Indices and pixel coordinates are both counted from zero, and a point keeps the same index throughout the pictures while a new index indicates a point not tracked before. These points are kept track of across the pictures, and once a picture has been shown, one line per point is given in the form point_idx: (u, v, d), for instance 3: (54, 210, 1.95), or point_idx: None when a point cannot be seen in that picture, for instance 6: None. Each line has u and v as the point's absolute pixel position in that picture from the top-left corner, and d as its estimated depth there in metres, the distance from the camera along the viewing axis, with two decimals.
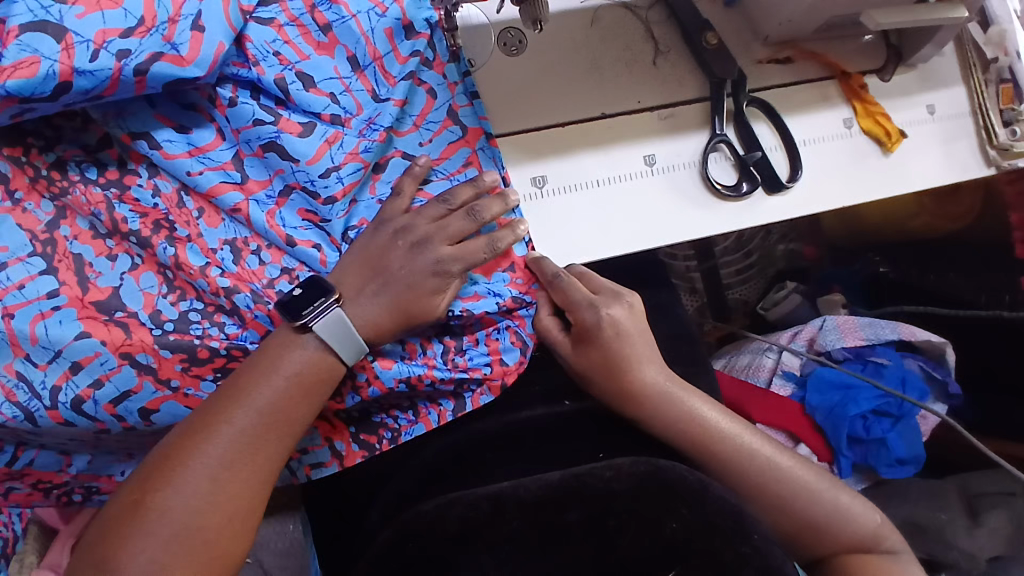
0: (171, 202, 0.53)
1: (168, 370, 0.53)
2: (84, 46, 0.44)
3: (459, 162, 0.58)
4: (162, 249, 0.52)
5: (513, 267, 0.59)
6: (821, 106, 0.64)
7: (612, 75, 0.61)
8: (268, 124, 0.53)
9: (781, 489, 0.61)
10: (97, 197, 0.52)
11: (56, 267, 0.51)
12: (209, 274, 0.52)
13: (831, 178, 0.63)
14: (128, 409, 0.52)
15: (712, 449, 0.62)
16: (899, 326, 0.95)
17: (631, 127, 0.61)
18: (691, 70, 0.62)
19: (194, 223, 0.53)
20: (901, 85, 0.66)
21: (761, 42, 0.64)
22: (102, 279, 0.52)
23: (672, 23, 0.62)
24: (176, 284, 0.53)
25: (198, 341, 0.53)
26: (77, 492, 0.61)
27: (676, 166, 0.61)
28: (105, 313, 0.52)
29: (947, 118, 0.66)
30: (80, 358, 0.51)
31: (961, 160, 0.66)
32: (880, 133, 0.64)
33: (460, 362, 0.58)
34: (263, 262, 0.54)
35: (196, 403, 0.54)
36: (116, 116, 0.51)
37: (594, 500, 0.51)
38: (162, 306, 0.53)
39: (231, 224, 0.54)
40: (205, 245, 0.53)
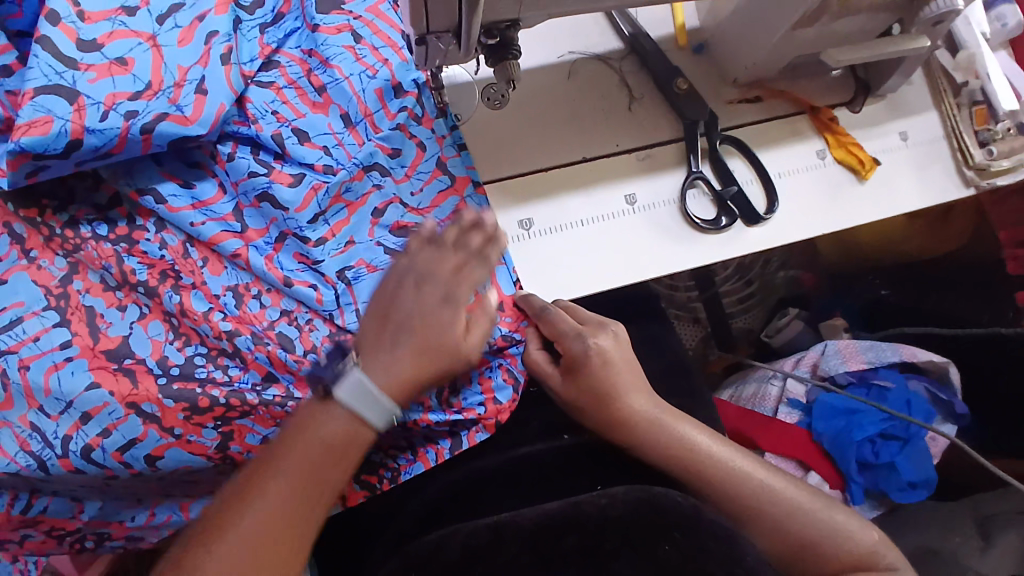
0: (177, 253, 0.57)
1: (173, 419, 0.56)
2: (96, 107, 0.49)
3: (448, 209, 0.61)
4: (168, 297, 0.56)
5: (502, 307, 0.61)
6: (793, 140, 0.67)
7: (590, 123, 0.65)
8: (261, 175, 0.57)
9: (776, 509, 0.62)
10: (108, 251, 0.57)
11: (68, 318, 0.55)
12: (212, 318, 0.56)
13: (807, 208, 0.65)
14: (134, 457, 0.56)
15: (707, 474, 0.63)
16: (900, 348, 0.95)
17: (611, 169, 0.64)
18: (667, 116, 0.66)
19: (198, 271, 0.57)
20: (871, 115, 0.69)
21: (731, 85, 0.67)
22: (113, 328, 0.56)
23: (645, 72, 0.66)
24: (181, 331, 0.57)
25: (199, 390, 0.56)
26: (88, 539, 0.64)
27: (657, 204, 0.64)
28: (113, 359, 0.55)
29: (919, 144, 0.69)
30: (91, 408, 0.55)
31: (937, 184, 0.68)
32: (854, 162, 0.66)
33: (454, 403, 0.61)
34: (264, 305, 0.58)
35: (198, 449, 0.57)
36: (125, 174, 0.57)
37: (590, 528, 0.55)
38: (168, 352, 0.57)
39: (233, 270, 0.58)
40: (208, 291, 0.57)
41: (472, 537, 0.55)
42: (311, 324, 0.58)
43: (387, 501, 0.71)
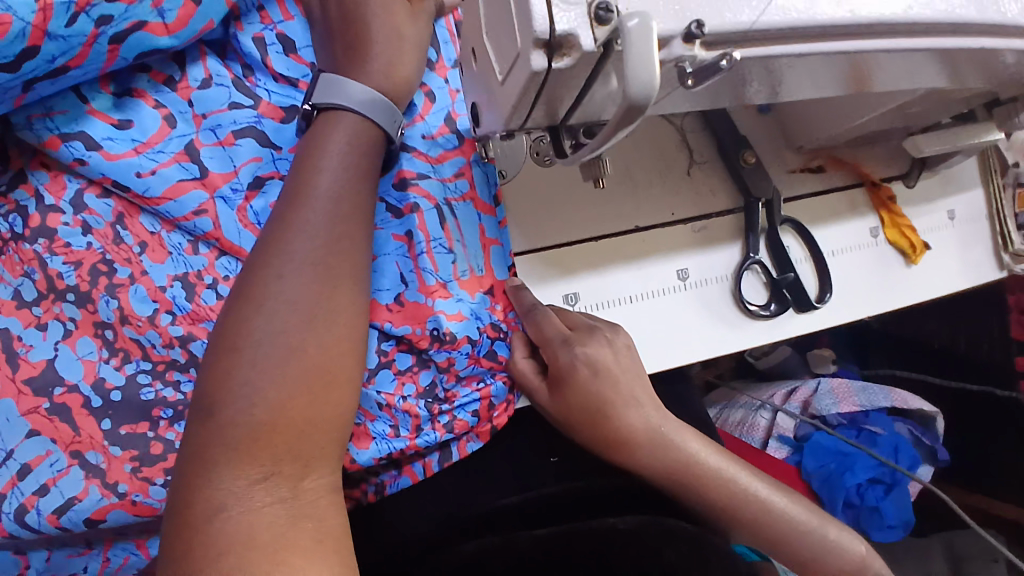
0: (106, 239, 0.48)
1: (117, 472, 0.47)
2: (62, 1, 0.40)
3: (451, 170, 0.53)
4: (103, 303, 0.47)
5: (494, 291, 0.54)
6: (848, 216, 0.63)
7: (645, 185, 0.59)
8: (246, 107, 0.50)
9: (800, 542, 0.56)
10: (28, 253, 0.48)
11: None
12: (159, 323, 0.48)
13: (856, 292, 0.62)
14: (72, 521, 0.47)
15: (763, 523, 0.55)
16: (891, 393, 0.97)
17: (663, 241, 0.59)
18: (724, 182, 0.60)
19: (135, 260, 0.48)
20: (923, 190, 0.66)
21: (794, 150, 0.62)
22: (34, 351, 0.48)
23: (708, 133, 0.61)
24: (118, 346, 0.48)
25: (152, 433, 0.48)
26: None
27: (709, 280, 0.59)
28: (45, 390, 0.47)
29: (965, 223, 0.67)
30: (30, 459, 0.47)
31: (977, 265, 0.66)
32: (905, 245, 0.63)
33: (446, 410, 0.52)
34: (220, 296, 0.48)
35: (145, 511, 0.47)
36: (42, 116, 0.46)
37: (598, 534, 0.57)
38: (104, 373, 0.48)
39: (178, 257, 0.49)
40: (151, 284, 0.48)
41: (486, 541, 0.58)
42: None
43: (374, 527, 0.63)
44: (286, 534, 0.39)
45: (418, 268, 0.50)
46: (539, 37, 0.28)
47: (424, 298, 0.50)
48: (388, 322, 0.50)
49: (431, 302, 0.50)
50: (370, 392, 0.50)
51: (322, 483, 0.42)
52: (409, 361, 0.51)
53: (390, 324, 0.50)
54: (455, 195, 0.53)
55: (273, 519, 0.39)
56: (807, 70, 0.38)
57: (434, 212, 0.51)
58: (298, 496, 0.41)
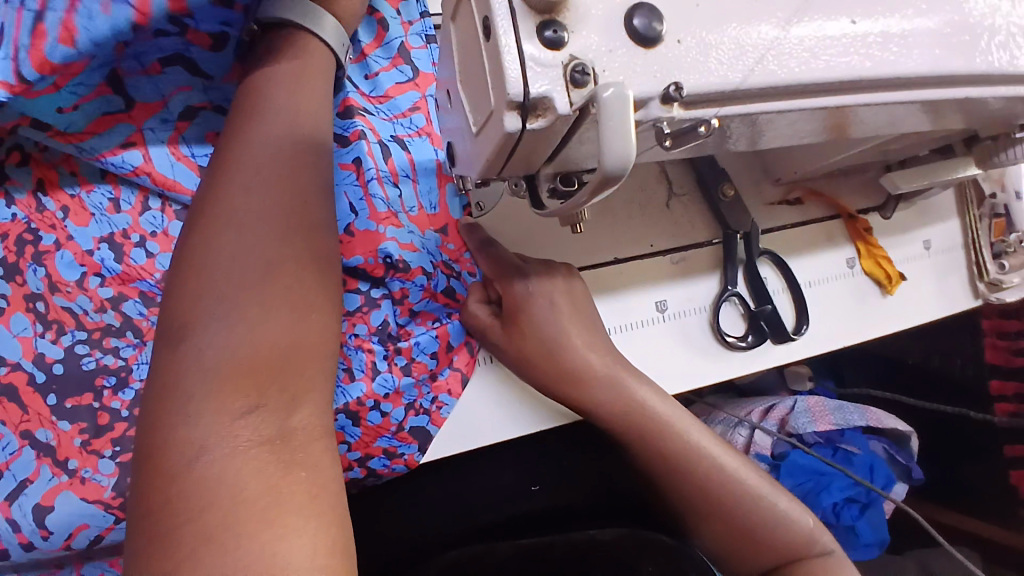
0: (28, 208, 0.47)
1: (70, 449, 0.46)
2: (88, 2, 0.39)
3: (405, 105, 0.53)
4: (31, 272, 0.47)
5: (446, 229, 0.53)
6: (825, 246, 0.63)
7: (625, 217, 0.58)
8: (172, 36, 0.43)
9: (752, 513, 0.51)
10: None
11: None
12: (88, 286, 0.47)
13: (833, 322, 0.63)
14: (22, 509, 0.45)
15: (710, 485, 0.52)
16: (866, 412, 0.96)
17: (642, 272, 0.58)
18: (704, 215, 0.60)
19: (60, 226, 0.47)
20: (900, 221, 0.66)
21: (771, 182, 0.62)
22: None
23: (688, 165, 0.60)
24: (51, 318, 0.47)
25: (97, 404, 0.47)
26: None
27: (686, 312, 0.59)
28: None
29: (940, 253, 0.67)
30: None
31: (950, 296, 0.67)
32: (880, 276, 0.64)
33: (403, 349, 0.51)
34: (151, 254, 0.49)
35: (92, 492, 0.46)
36: None
37: (576, 548, 0.57)
38: (42, 348, 0.47)
39: (102, 218, 0.48)
40: (77, 249, 0.47)
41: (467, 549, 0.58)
42: None
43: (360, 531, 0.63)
44: (280, 490, 0.32)
45: (368, 194, 0.49)
46: (513, 100, 0.28)
47: (374, 224, 0.48)
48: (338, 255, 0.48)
49: (382, 229, 0.48)
50: None
51: (314, 422, 0.36)
52: (358, 301, 0.49)
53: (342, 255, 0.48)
54: (409, 129, 0.53)
55: (262, 464, 0.32)
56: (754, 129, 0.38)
57: (378, 145, 0.50)
58: (289, 438, 0.34)
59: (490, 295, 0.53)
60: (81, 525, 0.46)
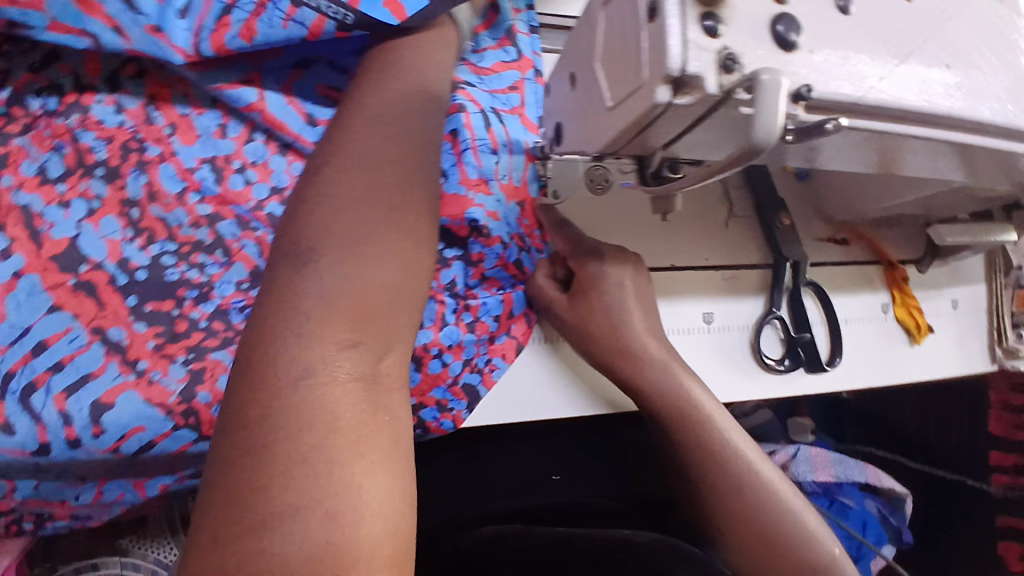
0: (137, 118, 0.49)
1: (142, 349, 0.46)
2: (274, 10, 0.44)
3: (505, 83, 0.56)
4: (132, 178, 0.48)
5: (524, 205, 0.56)
6: (864, 288, 0.67)
7: (685, 230, 0.62)
8: None
9: (778, 520, 0.55)
10: (59, 128, 0.48)
11: (3, 221, 0.45)
12: (187, 201, 0.50)
13: (863, 361, 0.66)
14: (79, 404, 0.43)
15: (743, 482, 0.56)
16: (867, 469, 0.97)
17: (695, 282, 0.61)
18: (757, 239, 0.64)
19: (165, 140, 0.50)
20: (933, 277, 0.70)
21: (823, 220, 0.67)
22: (56, 229, 0.46)
23: (747, 190, 0.65)
24: (143, 226, 0.48)
25: (177, 312, 0.48)
26: (25, 519, 0.56)
27: (731, 327, 0.62)
28: (71, 268, 0.46)
29: (966, 313, 0.71)
30: (48, 335, 0.44)
31: (971, 356, 0.70)
32: (911, 324, 0.67)
33: (471, 307, 0.53)
34: (249, 182, 0.51)
35: (157, 394, 0.45)
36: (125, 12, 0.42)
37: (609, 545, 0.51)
38: (129, 253, 0.48)
39: (208, 141, 0.51)
40: (180, 165, 0.50)
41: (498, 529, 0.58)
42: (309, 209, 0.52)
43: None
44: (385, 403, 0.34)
45: (462, 163, 0.51)
46: (670, 73, 0.32)
47: (464, 189, 0.51)
48: None
49: (470, 195, 0.51)
50: None
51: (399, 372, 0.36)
52: (433, 257, 0.52)
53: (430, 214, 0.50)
54: (504, 106, 0.55)
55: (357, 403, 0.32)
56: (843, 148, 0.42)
57: (480, 115, 0.52)
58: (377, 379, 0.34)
59: (557, 274, 0.58)
60: (137, 427, 0.44)
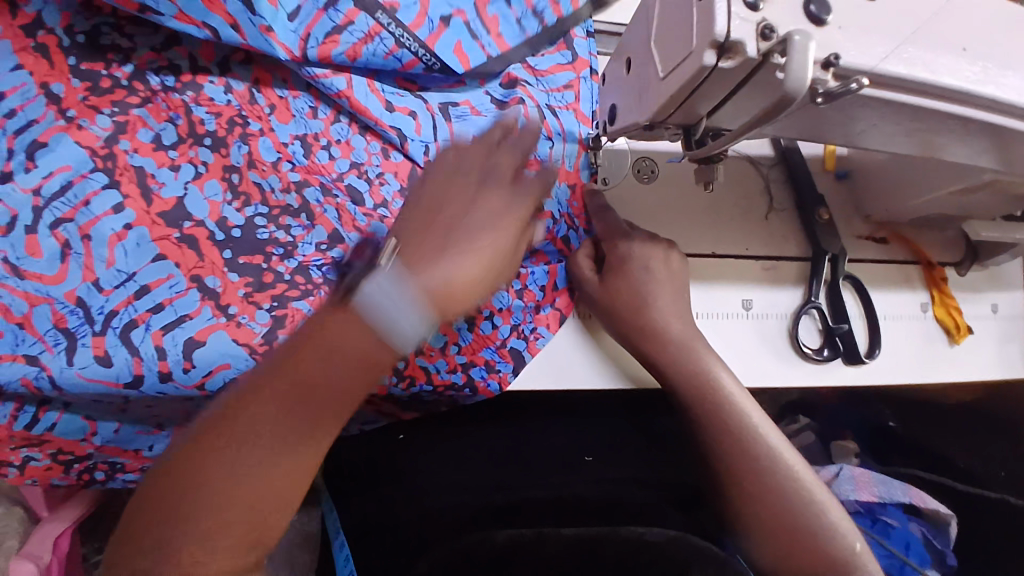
0: (242, 99, 0.55)
1: (232, 295, 0.52)
2: (380, 42, 0.53)
3: (561, 82, 0.63)
4: (236, 147, 0.54)
5: (574, 188, 0.61)
6: (902, 286, 0.69)
7: (726, 220, 0.66)
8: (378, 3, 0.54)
9: (796, 507, 0.54)
10: (175, 102, 0.53)
11: (117, 180, 0.50)
12: (280, 169, 0.56)
13: (901, 356, 0.67)
14: (174, 340, 0.50)
15: (763, 469, 0.56)
16: (910, 489, 0.96)
17: (735, 270, 0.65)
18: (797, 233, 0.67)
19: (265, 118, 0.56)
20: (972, 281, 0.72)
21: (862, 219, 0.69)
22: (165, 189, 0.52)
23: (789, 187, 0.68)
24: (241, 190, 0.54)
25: (266, 265, 0.54)
26: (99, 469, 0.58)
27: (769, 315, 0.65)
28: (175, 223, 0.51)
29: (1006, 318, 0.72)
30: (151, 281, 0.50)
31: (1012, 360, 0.71)
32: (950, 324, 0.69)
33: (521, 276, 0.58)
34: (333, 157, 0.57)
35: (244, 336, 0.51)
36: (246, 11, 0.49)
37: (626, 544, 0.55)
38: (227, 213, 0.53)
39: (301, 120, 0.57)
40: (276, 139, 0.56)
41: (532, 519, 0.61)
42: (381, 179, 0.58)
43: (407, 467, 0.71)
44: None
45: None
46: (716, 39, 0.37)
47: None
48: None
49: None
50: None
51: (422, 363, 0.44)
52: None
53: None
54: (559, 102, 0.62)
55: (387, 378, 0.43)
56: (874, 122, 0.46)
57: (535, 108, 0.60)
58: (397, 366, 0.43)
59: (597, 253, 0.61)
60: (224, 364, 0.51)
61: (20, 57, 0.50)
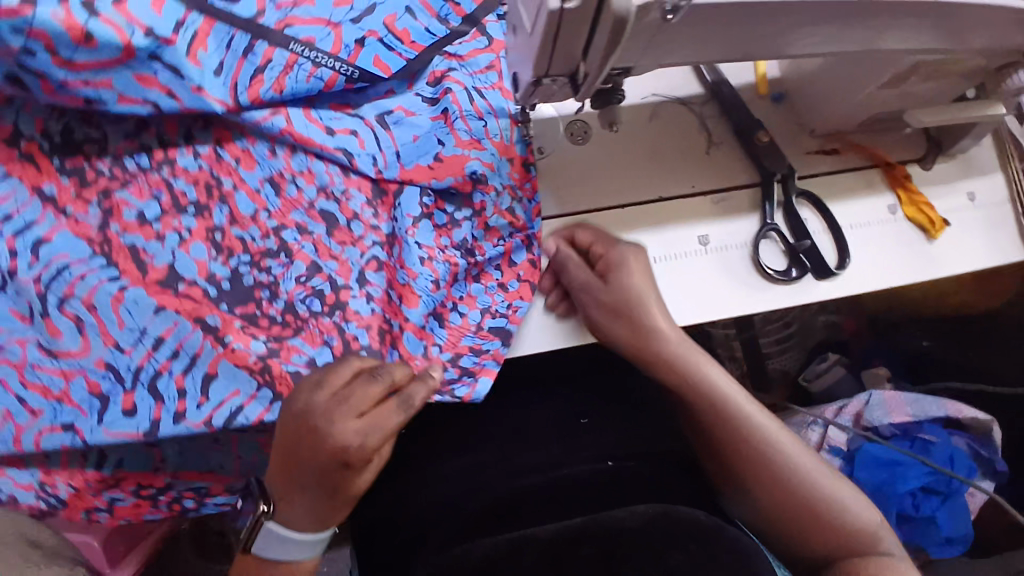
0: (210, 159, 0.57)
1: (230, 328, 0.54)
2: (301, 70, 0.56)
3: (482, 63, 0.63)
4: (217, 210, 0.56)
5: (514, 160, 0.63)
6: (865, 193, 0.68)
7: (669, 163, 0.67)
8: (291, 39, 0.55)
9: (802, 490, 0.59)
10: (155, 179, 0.56)
11: (115, 259, 0.54)
12: (258, 219, 0.57)
13: (876, 261, 0.66)
14: (193, 377, 0.54)
15: (764, 454, 0.60)
16: (945, 403, 0.94)
17: (686, 210, 0.66)
18: (743, 161, 0.67)
19: (234, 172, 0.58)
20: (941, 173, 0.70)
21: (809, 135, 0.69)
22: (157, 259, 0.54)
23: (725, 118, 0.68)
24: (226, 245, 0.56)
25: (259, 310, 0.55)
26: (187, 498, 0.64)
27: (728, 247, 0.65)
28: (170, 285, 0.54)
29: (986, 206, 0.70)
30: (162, 333, 0.53)
31: (1000, 246, 0.68)
32: (923, 221, 0.67)
33: (478, 262, 0.62)
34: (300, 187, 0.59)
35: (241, 360, 0.54)
36: (177, 77, 0.50)
37: (607, 537, 0.61)
38: (215, 269, 0.55)
39: (265, 164, 0.58)
40: (249, 189, 0.58)
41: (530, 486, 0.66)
42: (348, 194, 0.60)
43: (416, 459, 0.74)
44: None
45: (453, 129, 0.61)
46: None
47: (461, 151, 0.61)
48: (432, 177, 0.61)
49: (466, 153, 0.61)
50: (413, 246, 0.61)
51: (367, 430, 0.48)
52: (444, 218, 0.62)
53: (436, 179, 0.61)
54: (484, 84, 0.63)
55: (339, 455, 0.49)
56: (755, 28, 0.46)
57: (463, 92, 0.61)
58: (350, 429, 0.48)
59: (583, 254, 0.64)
60: (234, 391, 0.54)
61: (6, 166, 0.54)
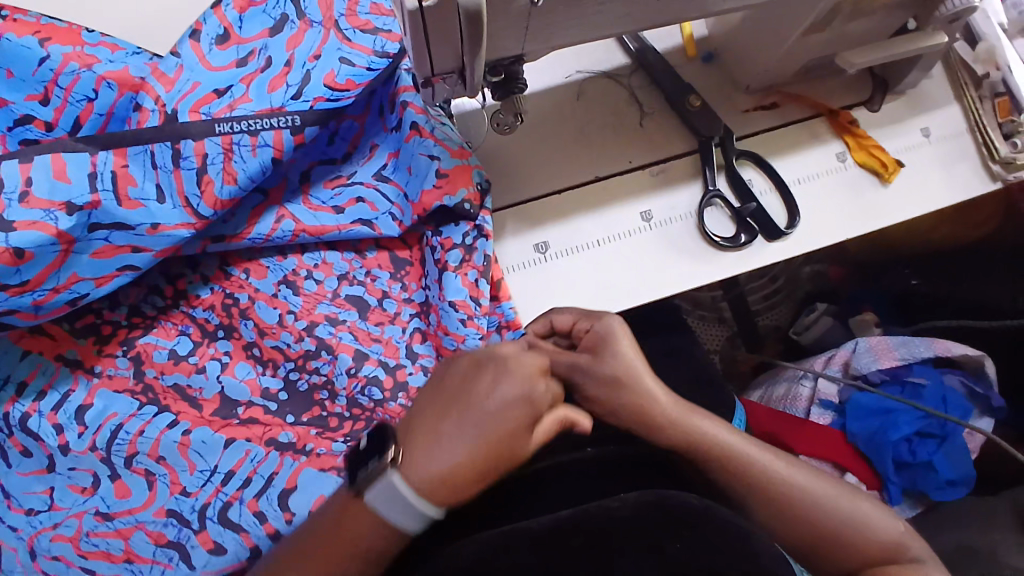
0: (219, 281, 0.61)
1: (308, 436, 0.59)
2: (242, 147, 0.53)
3: None
4: (245, 326, 0.61)
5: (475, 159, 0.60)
6: (810, 144, 0.65)
7: (599, 140, 0.65)
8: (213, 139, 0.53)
9: (824, 522, 0.54)
10: (179, 316, 0.61)
11: (164, 404, 0.58)
12: (286, 324, 0.60)
13: (830, 213, 0.64)
14: (269, 502, 0.57)
15: (777, 497, 0.54)
16: (933, 342, 0.90)
17: (624, 188, 0.64)
18: (677, 129, 0.65)
19: (247, 284, 0.61)
20: (890, 113, 0.67)
21: (743, 92, 0.67)
22: (205, 390, 0.59)
23: (654, 87, 0.66)
24: (266, 358, 0.61)
25: (325, 412, 0.60)
26: None
27: (671, 220, 0.63)
28: (231, 413, 0.59)
29: (943, 139, 0.66)
30: (233, 465, 0.58)
31: (962, 179, 0.65)
32: (876, 165, 0.64)
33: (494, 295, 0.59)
34: (319, 281, 0.61)
35: (328, 462, 0.58)
36: (122, 228, 0.51)
37: (593, 529, 0.47)
38: (265, 383, 0.61)
39: (274, 267, 0.61)
40: (265, 296, 0.61)
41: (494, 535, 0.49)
42: (371, 276, 0.62)
43: None
44: None
45: (437, 139, 0.59)
46: None
47: (460, 160, 0.59)
48: (443, 194, 0.58)
49: (467, 161, 0.59)
50: (450, 313, 0.58)
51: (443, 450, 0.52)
52: (460, 254, 0.59)
53: (447, 195, 0.58)
54: None
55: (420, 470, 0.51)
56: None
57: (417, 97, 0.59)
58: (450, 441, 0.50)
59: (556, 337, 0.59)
60: (318, 497, 0.56)
61: (25, 344, 0.58)
